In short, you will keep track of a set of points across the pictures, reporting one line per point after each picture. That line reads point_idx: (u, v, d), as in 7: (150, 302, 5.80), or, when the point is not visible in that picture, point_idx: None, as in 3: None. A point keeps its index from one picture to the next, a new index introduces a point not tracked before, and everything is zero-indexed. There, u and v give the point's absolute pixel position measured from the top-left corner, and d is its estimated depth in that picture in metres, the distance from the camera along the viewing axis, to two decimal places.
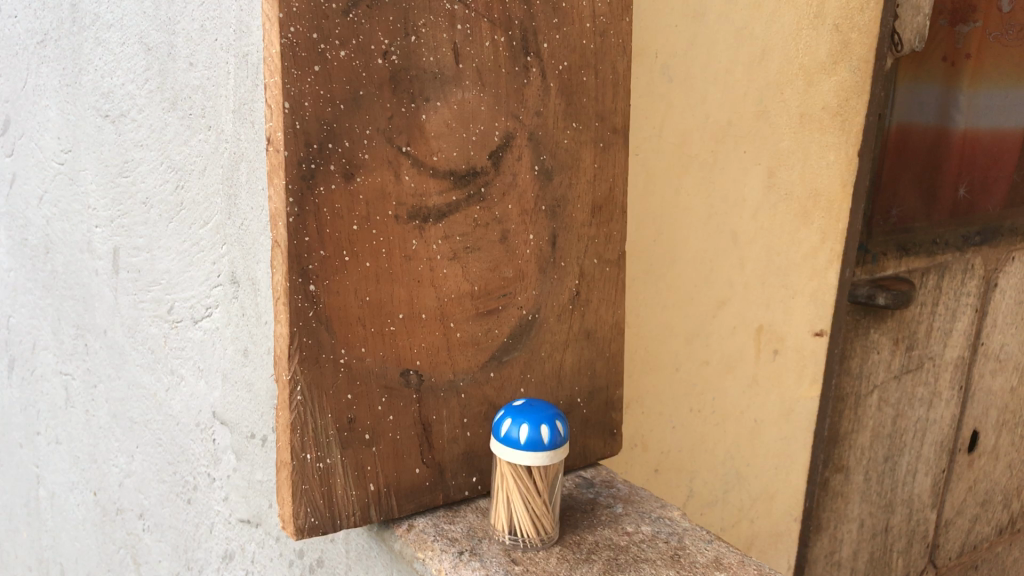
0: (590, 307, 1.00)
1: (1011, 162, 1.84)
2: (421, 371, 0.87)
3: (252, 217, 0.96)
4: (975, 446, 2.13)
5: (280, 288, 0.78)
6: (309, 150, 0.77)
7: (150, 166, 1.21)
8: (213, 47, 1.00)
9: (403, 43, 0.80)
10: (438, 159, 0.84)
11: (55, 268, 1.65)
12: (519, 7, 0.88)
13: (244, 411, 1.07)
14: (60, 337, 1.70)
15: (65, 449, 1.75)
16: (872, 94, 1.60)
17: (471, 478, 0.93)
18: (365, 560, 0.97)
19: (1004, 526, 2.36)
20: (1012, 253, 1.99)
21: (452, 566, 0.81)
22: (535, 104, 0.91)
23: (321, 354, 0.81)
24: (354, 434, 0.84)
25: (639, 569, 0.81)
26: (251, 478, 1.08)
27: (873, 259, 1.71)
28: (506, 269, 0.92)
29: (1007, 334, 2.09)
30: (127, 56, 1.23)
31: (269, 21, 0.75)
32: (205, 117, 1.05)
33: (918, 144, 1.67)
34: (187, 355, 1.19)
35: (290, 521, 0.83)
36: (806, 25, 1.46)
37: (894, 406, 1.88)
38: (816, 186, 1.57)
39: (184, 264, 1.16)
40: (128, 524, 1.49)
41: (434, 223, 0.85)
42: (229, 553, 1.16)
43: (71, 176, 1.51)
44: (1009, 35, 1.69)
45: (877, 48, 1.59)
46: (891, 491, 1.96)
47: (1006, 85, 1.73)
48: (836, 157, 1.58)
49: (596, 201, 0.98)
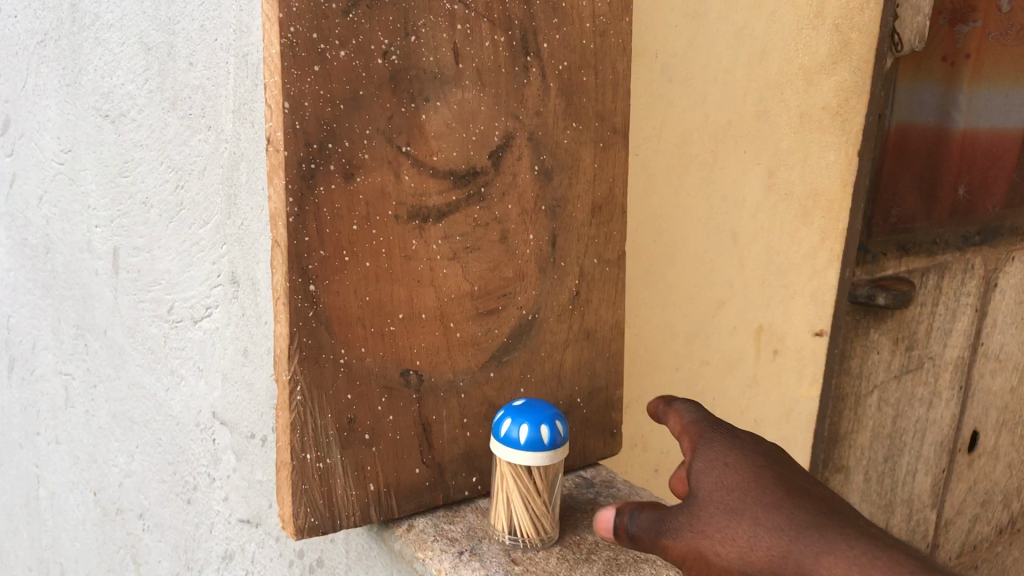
0: (590, 307, 1.00)
1: (1011, 162, 1.84)
2: (420, 371, 0.87)
3: (252, 217, 0.96)
4: (974, 446, 2.13)
5: (281, 288, 0.78)
6: (309, 150, 0.77)
7: (150, 166, 1.21)
8: (213, 46, 1.00)
9: (403, 43, 0.80)
10: (438, 160, 0.84)
11: (54, 268, 1.65)
12: (519, 7, 0.88)
13: (243, 411, 1.07)
14: (60, 337, 1.70)
15: (65, 449, 1.75)
16: (872, 94, 1.59)
17: (471, 478, 0.94)
18: (365, 559, 0.97)
19: (1005, 526, 2.36)
20: (1012, 253, 1.98)
21: (452, 566, 0.81)
22: (534, 104, 0.91)
23: (321, 354, 0.81)
24: (354, 434, 0.84)
25: (639, 569, 0.81)
26: (250, 478, 1.08)
27: (873, 259, 1.70)
28: (506, 269, 0.92)
29: (1007, 334, 2.09)
30: (127, 56, 1.23)
31: (269, 21, 0.75)
32: (205, 117, 1.05)
33: (917, 144, 1.67)
34: (187, 355, 1.19)
35: (291, 521, 0.83)
36: (806, 25, 1.47)
37: (894, 406, 1.88)
38: (816, 186, 1.57)
39: (184, 264, 1.16)
40: (128, 522, 1.49)
41: (434, 223, 0.85)
42: (229, 554, 1.16)
43: (71, 177, 1.51)
44: (1009, 35, 1.69)
45: (878, 48, 1.58)
46: (891, 490, 1.96)
47: (1006, 85, 1.72)
48: (836, 157, 1.57)
49: (596, 201, 0.98)
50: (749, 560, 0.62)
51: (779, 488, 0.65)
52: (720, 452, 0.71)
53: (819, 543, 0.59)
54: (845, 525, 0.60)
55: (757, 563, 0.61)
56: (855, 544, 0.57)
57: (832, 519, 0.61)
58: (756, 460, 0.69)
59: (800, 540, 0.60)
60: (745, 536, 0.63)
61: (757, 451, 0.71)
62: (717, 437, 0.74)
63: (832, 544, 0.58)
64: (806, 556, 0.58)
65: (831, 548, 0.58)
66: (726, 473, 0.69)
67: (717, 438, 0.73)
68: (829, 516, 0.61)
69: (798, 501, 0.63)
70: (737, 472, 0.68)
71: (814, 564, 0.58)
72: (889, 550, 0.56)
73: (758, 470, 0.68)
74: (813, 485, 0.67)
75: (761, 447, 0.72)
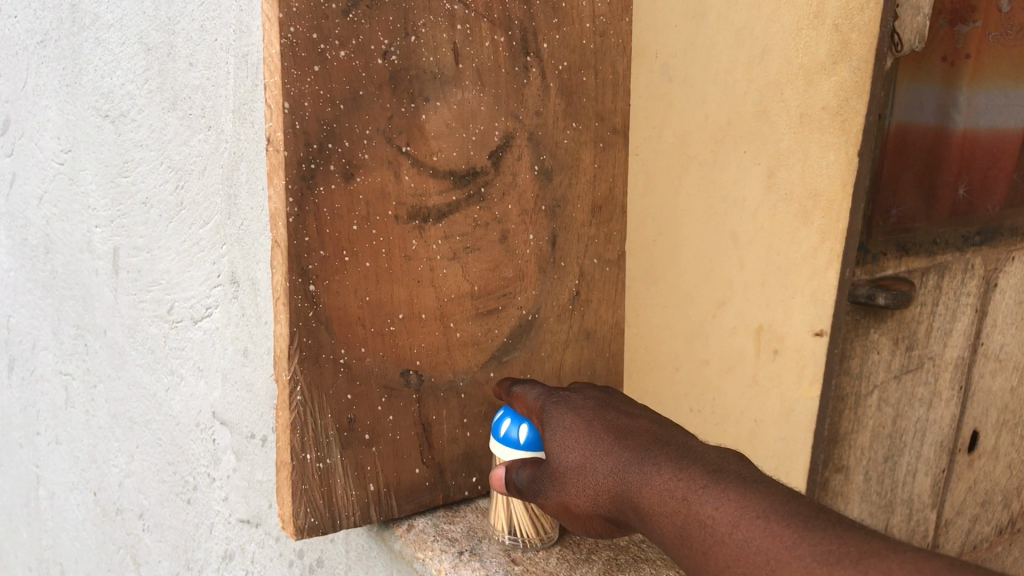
0: (590, 307, 1.00)
1: (1010, 162, 1.82)
2: (420, 371, 0.87)
3: (252, 217, 0.96)
4: (974, 446, 2.13)
5: (280, 288, 0.78)
6: (309, 150, 0.77)
7: (150, 166, 1.21)
8: (213, 47, 1.00)
9: (403, 43, 0.80)
10: (438, 159, 0.85)
11: (55, 268, 1.65)
12: (519, 7, 0.88)
13: (243, 411, 1.07)
14: (60, 337, 1.70)
15: (65, 449, 1.75)
16: (873, 94, 1.54)
17: (471, 478, 0.94)
18: (365, 559, 0.97)
19: (1005, 526, 2.35)
20: (1012, 253, 1.97)
21: (452, 566, 0.81)
22: (535, 104, 0.91)
23: (321, 354, 0.81)
24: (354, 434, 0.84)
25: (640, 569, 0.81)
26: (251, 478, 1.08)
27: (873, 259, 1.69)
28: (506, 269, 0.92)
29: (1007, 334, 2.09)
30: (127, 56, 1.23)
31: (269, 21, 0.75)
32: (205, 117, 1.05)
33: (916, 144, 1.66)
34: (186, 355, 1.19)
35: (290, 522, 0.82)
36: (806, 25, 1.49)
37: (894, 406, 1.87)
38: (816, 187, 1.57)
39: (185, 264, 1.16)
40: (128, 522, 1.49)
41: (434, 223, 0.85)
42: (229, 554, 1.16)
43: (71, 177, 1.51)
44: (1009, 35, 1.67)
45: (878, 48, 1.53)
46: (891, 490, 1.96)
47: (1006, 85, 1.71)
48: (836, 157, 1.56)
49: (596, 201, 0.98)
50: (603, 502, 0.73)
51: (607, 433, 0.76)
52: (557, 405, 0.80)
53: (642, 477, 0.70)
54: (659, 450, 0.72)
55: (606, 503, 0.73)
56: (664, 470, 0.69)
57: (650, 448, 0.72)
58: (588, 408, 0.79)
59: (629, 476, 0.71)
60: (593, 483, 0.74)
61: (588, 398, 0.81)
62: (556, 390, 0.82)
63: (651, 473, 0.70)
64: (636, 492, 0.70)
65: (650, 479, 0.70)
66: (568, 429, 0.77)
67: (554, 390, 0.82)
68: (646, 447, 0.73)
69: (623, 441, 0.74)
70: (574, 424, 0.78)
71: (641, 496, 0.70)
72: (691, 469, 0.68)
73: (592, 420, 0.77)
74: (634, 417, 0.78)
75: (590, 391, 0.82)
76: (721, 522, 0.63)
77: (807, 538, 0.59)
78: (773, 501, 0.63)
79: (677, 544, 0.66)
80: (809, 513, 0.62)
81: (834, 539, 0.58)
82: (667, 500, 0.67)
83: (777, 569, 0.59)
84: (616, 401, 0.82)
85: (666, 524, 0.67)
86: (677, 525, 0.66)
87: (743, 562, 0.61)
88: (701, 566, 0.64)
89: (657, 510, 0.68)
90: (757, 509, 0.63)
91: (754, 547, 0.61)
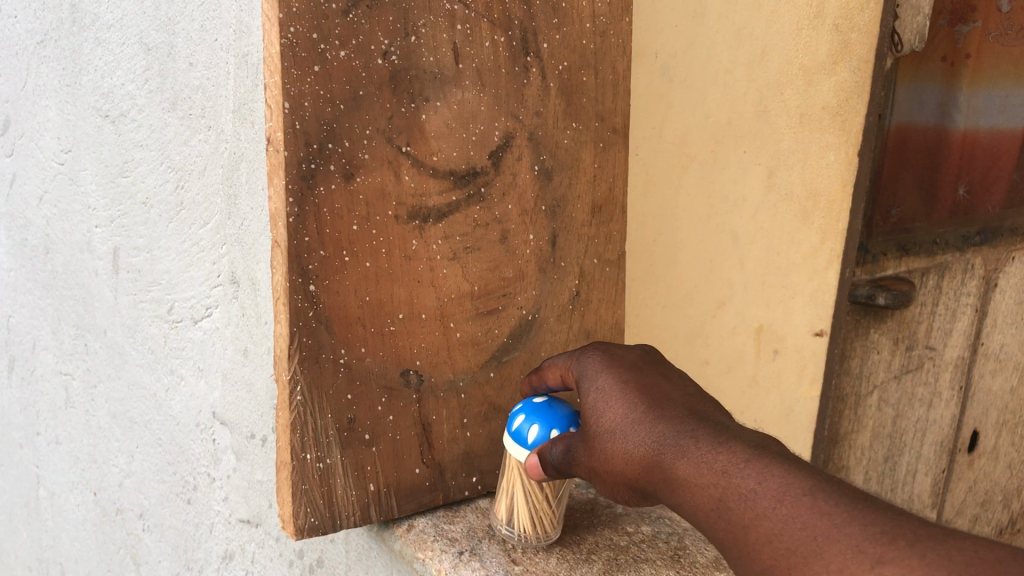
0: (590, 308, 1.00)
1: (1010, 162, 1.82)
2: (420, 371, 0.87)
3: (252, 217, 0.96)
4: (975, 446, 2.12)
5: (280, 288, 0.78)
6: (309, 150, 0.77)
7: (150, 166, 1.21)
8: (213, 46, 1.00)
9: (403, 43, 0.80)
10: (438, 160, 0.84)
11: (54, 268, 1.65)
12: (519, 7, 0.88)
13: (243, 411, 1.07)
14: (60, 337, 1.70)
15: (65, 449, 1.75)
16: (872, 94, 1.48)
17: (471, 478, 0.94)
18: (365, 559, 0.97)
19: (1005, 526, 2.35)
20: (1012, 253, 1.96)
21: (452, 566, 0.81)
22: (535, 104, 0.91)
23: (321, 354, 0.81)
24: (354, 434, 0.84)
25: (639, 569, 0.81)
26: (250, 478, 1.08)
27: (873, 259, 1.69)
28: (506, 269, 0.92)
29: (1007, 334, 2.09)
30: (127, 56, 1.23)
31: (269, 21, 0.75)
32: (205, 117, 1.05)
33: (917, 144, 1.66)
34: (186, 355, 1.19)
35: (290, 521, 0.82)
36: (806, 25, 1.48)
37: (894, 406, 1.87)
38: (816, 186, 1.54)
39: (184, 265, 1.16)
40: (128, 522, 1.49)
41: (434, 223, 0.85)
42: (229, 554, 1.16)
43: (71, 177, 1.51)
44: (1009, 36, 1.66)
45: (877, 48, 1.48)
46: (891, 490, 1.96)
47: (1007, 86, 1.70)
48: (836, 157, 1.52)
49: (596, 201, 0.98)
50: (635, 471, 0.70)
51: (643, 401, 0.74)
52: (595, 375, 0.79)
53: (677, 447, 0.67)
54: (697, 424, 0.69)
55: (638, 471, 0.70)
56: (702, 442, 0.66)
57: (687, 422, 0.69)
58: (625, 376, 0.77)
59: (663, 444, 0.69)
60: (625, 451, 0.71)
61: (625, 365, 0.79)
62: (593, 359, 0.82)
63: (689, 445, 0.67)
64: (669, 460, 0.67)
65: (686, 450, 0.66)
66: (606, 400, 0.75)
67: (593, 360, 0.81)
68: (683, 419, 0.70)
69: (659, 410, 0.72)
70: (611, 392, 0.76)
71: (674, 466, 0.66)
72: (730, 444, 0.65)
73: (630, 390, 0.75)
74: (672, 389, 0.76)
75: (631, 361, 0.80)
76: (763, 497, 0.59)
77: (857, 518, 0.55)
78: (818, 480, 0.59)
79: (710, 516, 0.62)
80: (856, 496, 0.58)
81: (887, 521, 0.54)
82: (703, 472, 0.64)
83: (823, 546, 0.55)
84: (659, 372, 0.79)
85: (701, 497, 0.63)
86: (713, 498, 0.62)
87: (785, 537, 0.57)
88: (738, 542, 0.60)
89: (690, 481, 0.65)
90: (802, 487, 0.58)
91: (797, 524, 0.57)
